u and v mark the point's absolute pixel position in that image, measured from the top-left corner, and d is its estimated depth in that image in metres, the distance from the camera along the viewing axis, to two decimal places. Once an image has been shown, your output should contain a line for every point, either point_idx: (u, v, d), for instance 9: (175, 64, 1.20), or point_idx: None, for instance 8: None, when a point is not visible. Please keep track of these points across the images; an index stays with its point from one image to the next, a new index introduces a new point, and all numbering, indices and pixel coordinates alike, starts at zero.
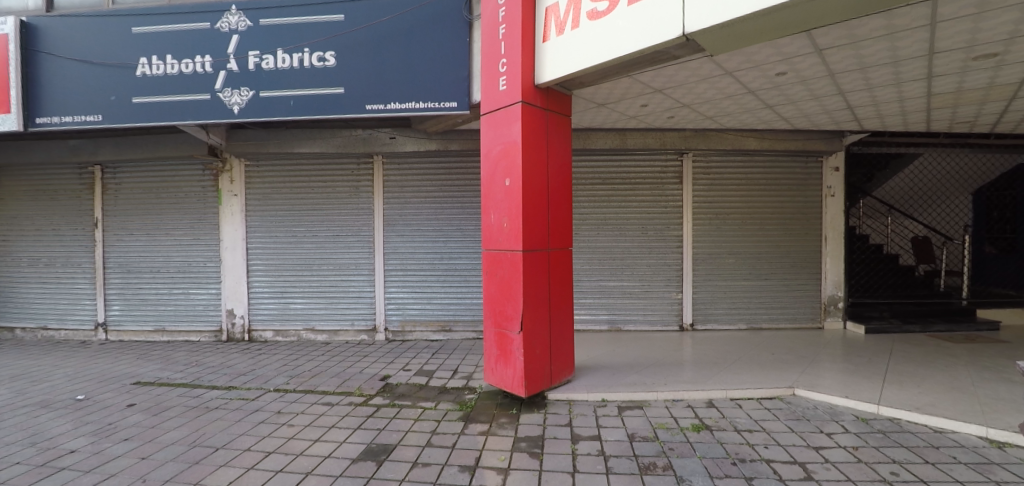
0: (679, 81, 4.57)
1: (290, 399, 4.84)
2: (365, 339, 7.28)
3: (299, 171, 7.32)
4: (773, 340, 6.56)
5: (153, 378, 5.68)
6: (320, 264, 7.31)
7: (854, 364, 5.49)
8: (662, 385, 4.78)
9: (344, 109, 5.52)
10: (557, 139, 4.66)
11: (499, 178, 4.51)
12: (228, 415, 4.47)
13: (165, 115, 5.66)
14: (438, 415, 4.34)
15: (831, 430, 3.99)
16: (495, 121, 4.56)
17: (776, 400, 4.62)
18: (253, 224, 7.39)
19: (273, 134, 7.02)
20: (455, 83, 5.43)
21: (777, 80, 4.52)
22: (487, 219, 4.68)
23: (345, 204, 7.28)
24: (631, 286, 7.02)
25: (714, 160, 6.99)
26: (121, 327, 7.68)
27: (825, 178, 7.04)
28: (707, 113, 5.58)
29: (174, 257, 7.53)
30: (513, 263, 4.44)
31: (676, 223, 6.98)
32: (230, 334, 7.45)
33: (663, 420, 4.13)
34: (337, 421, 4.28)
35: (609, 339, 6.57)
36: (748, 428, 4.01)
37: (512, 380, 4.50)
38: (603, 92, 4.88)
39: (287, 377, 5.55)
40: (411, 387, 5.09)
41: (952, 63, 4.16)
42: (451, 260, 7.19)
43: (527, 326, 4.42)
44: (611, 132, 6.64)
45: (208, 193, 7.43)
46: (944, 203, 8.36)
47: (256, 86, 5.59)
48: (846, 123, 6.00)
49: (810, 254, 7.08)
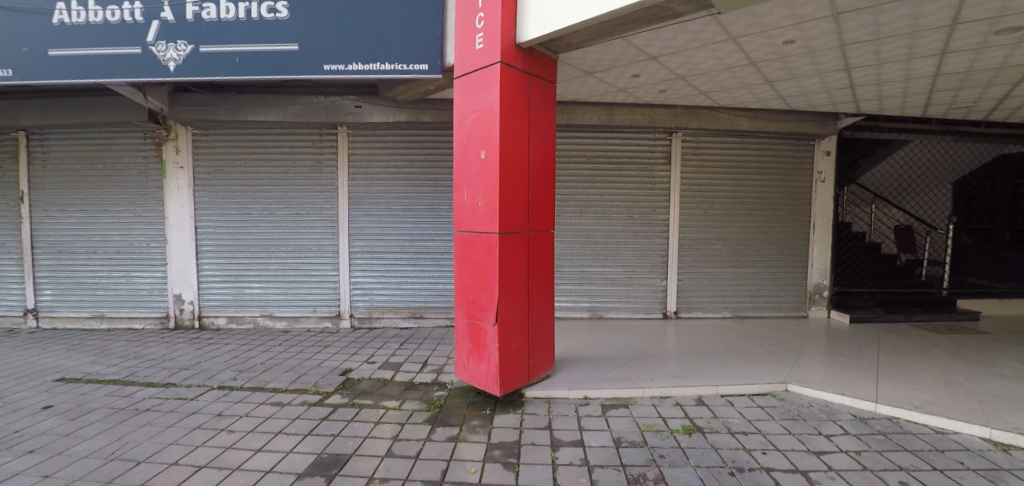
0: (677, 46, 4.12)
1: (234, 399, 4.30)
2: (329, 326, 6.73)
3: (254, 142, 6.62)
4: (759, 329, 6.30)
5: (81, 373, 5.05)
6: (279, 245, 6.69)
7: (845, 356, 5.23)
8: (648, 381, 4.42)
9: (298, 69, 4.88)
10: (541, 108, 4.16)
11: (475, 150, 4.00)
12: (159, 420, 3.95)
13: (89, 71, 4.93)
14: (402, 417, 3.89)
15: (830, 432, 3.67)
16: (470, 85, 4.02)
17: (769, 397, 4.29)
18: (201, 200, 6.68)
19: (224, 99, 6.29)
20: (427, 43, 4.85)
21: (783, 50, 4.11)
22: (460, 197, 4.16)
23: (306, 179, 6.64)
24: (614, 272, 6.64)
25: (704, 140, 6.59)
26: (54, 313, 6.91)
27: (815, 162, 6.74)
28: (702, 88, 5.15)
29: (113, 236, 6.78)
30: (489, 247, 3.96)
31: (662, 206, 6.60)
32: (178, 321, 6.79)
33: (651, 421, 3.76)
34: (286, 426, 3.79)
35: (590, 328, 6.20)
36: (742, 430, 3.67)
37: (486, 377, 4.06)
38: (592, 57, 4.38)
39: (235, 371, 4.98)
40: (375, 382, 4.60)
41: (973, 36, 3.82)
42: (422, 242, 6.66)
43: (503, 317, 3.97)
44: (597, 106, 6.15)
45: (150, 164, 6.67)
46: (926, 190, 8.25)
47: (195, 40, 4.89)
48: (844, 104, 5.67)
49: (798, 241, 6.82)
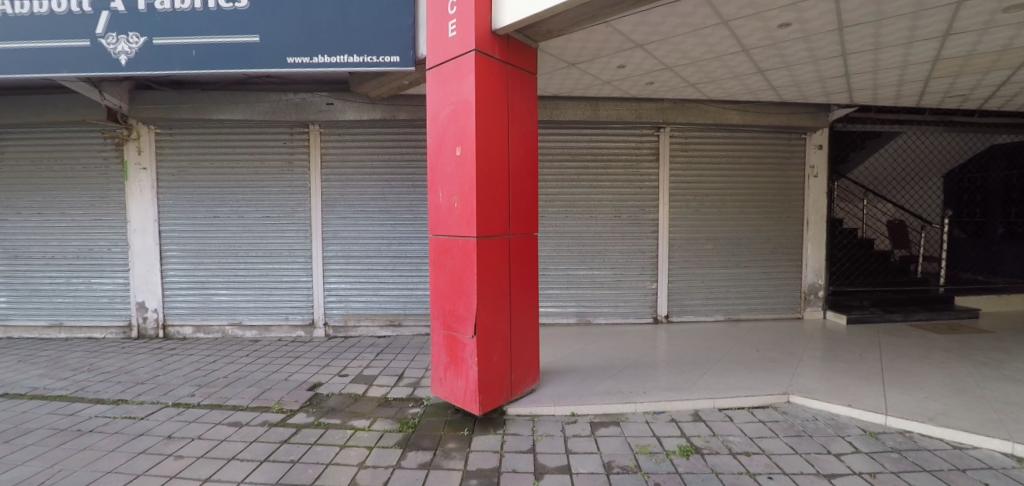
0: (665, 32, 3.83)
1: (188, 418, 3.95)
2: (302, 335, 6.36)
3: (221, 141, 6.22)
4: (753, 332, 6.05)
5: (26, 388, 4.64)
6: (248, 250, 6.30)
7: (845, 361, 4.97)
8: (640, 394, 4.11)
9: (260, 62, 4.51)
10: (521, 101, 3.85)
11: (450, 146, 3.66)
12: (101, 443, 3.60)
13: (32, 65, 4.51)
14: (371, 439, 3.55)
15: (839, 450, 3.39)
16: (443, 76, 3.68)
17: (770, 409, 4.01)
18: (165, 203, 6.27)
19: (187, 96, 5.90)
20: (398, 33, 4.51)
21: (777, 35, 3.84)
22: (435, 198, 3.83)
23: (276, 180, 6.25)
24: (602, 275, 6.34)
25: (693, 136, 6.33)
26: (9, 322, 6.45)
27: (808, 156, 6.49)
28: (692, 79, 4.87)
29: (71, 242, 6.34)
30: (465, 251, 3.64)
31: (651, 205, 6.32)
32: (141, 330, 6.37)
33: (645, 442, 3.46)
34: (241, 450, 3.46)
35: (578, 335, 5.90)
36: (745, 450, 3.38)
37: (464, 393, 3.73)
38: (574, 46, 4.08)
39: (193, 386, 4.60)
40: (345, 398, 4.26)
41: (979, 15, 3.58)
42: (400, 246, 6.31)
43: (482, 328, 3.64)
44: (582, 100, 5.86)
45: (110, 165, 6.24)
46: (918, 184, 8.08)
47: (148, 32, 4.49)
48: (837, 95, 5.43)
49: (792, 239, 6.58)
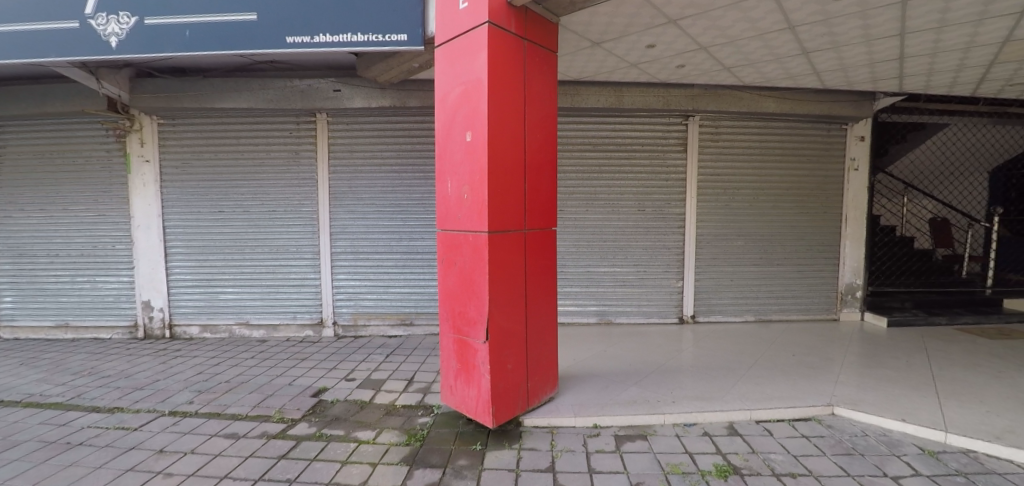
0: (703, 5, 3.44)
1: (182, 429, 3.71)
2: (310, 335, 6.11)
3: (226, 133, 5.98)
4: (787, 335, 5.64)
5: (23, 395, 4.45)
6: (254, 246, 6.06)
7: (895, 369, 4.54)
8: (668, 404, 3.75)
9: (258, 42, 4.22)
10: (540, 81, 3.50)
11: (459, 132, 3.33)
12: (88, 459, 3.37)
13: (20, 48, 4.29)
14: (375, 454, 3.26)
15: (897, 473, 3.01)
16: (453, 54, 3.35)
17: (813, 423, 3.63)
18: (168, 197, 6.05)
19: (189, 85, 5.66)
20: (405, 10, 4.19)
21: (830, 8, 3.43)
22: (443, 188, 3.50)
23: (283, 172, 5.99)
24: (625, 273, 5.97)
25: (723, 125, 5.90)
26: (16, 322, 6.32)
27: (848, 148, 6.02)
28: (727, 61, 4.46)
29: (75, 238, 6.17)
30: (477, 248, 3.31)
31: (678, 197, 5.92)
32: (148, 330, 6.18)
33: (677, 460, 3.13)
34: (237, 466, 3.20)
35: (599, 336, 5.55)
36: (790, 471, 3.02)
37: (476, 403, 3.42)
38: (599, 20, 3.72)
39: (193, 393, 4.37)
40: (351, 406, 3.98)
41: None
42: (411, 241, 6.02)
43: (495, 332, 3.32)
44: (605, 86, 5.48)
45: (113, 158, 6.04)
46: (961, 178, 7.56)
47: (140, 11, 4.24)
48: (885, 81, 4.96)
49: (830, 236, 6.11)
